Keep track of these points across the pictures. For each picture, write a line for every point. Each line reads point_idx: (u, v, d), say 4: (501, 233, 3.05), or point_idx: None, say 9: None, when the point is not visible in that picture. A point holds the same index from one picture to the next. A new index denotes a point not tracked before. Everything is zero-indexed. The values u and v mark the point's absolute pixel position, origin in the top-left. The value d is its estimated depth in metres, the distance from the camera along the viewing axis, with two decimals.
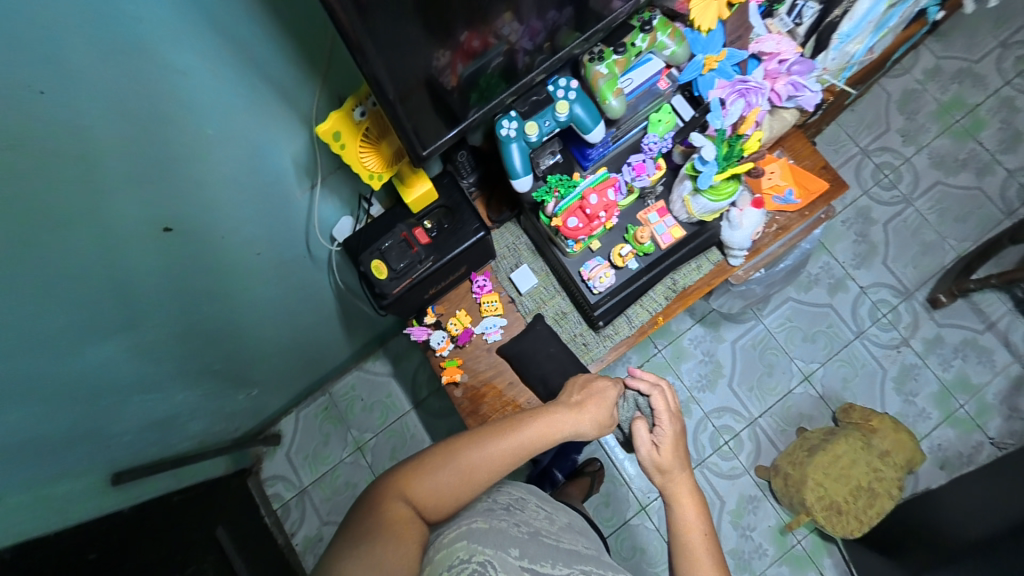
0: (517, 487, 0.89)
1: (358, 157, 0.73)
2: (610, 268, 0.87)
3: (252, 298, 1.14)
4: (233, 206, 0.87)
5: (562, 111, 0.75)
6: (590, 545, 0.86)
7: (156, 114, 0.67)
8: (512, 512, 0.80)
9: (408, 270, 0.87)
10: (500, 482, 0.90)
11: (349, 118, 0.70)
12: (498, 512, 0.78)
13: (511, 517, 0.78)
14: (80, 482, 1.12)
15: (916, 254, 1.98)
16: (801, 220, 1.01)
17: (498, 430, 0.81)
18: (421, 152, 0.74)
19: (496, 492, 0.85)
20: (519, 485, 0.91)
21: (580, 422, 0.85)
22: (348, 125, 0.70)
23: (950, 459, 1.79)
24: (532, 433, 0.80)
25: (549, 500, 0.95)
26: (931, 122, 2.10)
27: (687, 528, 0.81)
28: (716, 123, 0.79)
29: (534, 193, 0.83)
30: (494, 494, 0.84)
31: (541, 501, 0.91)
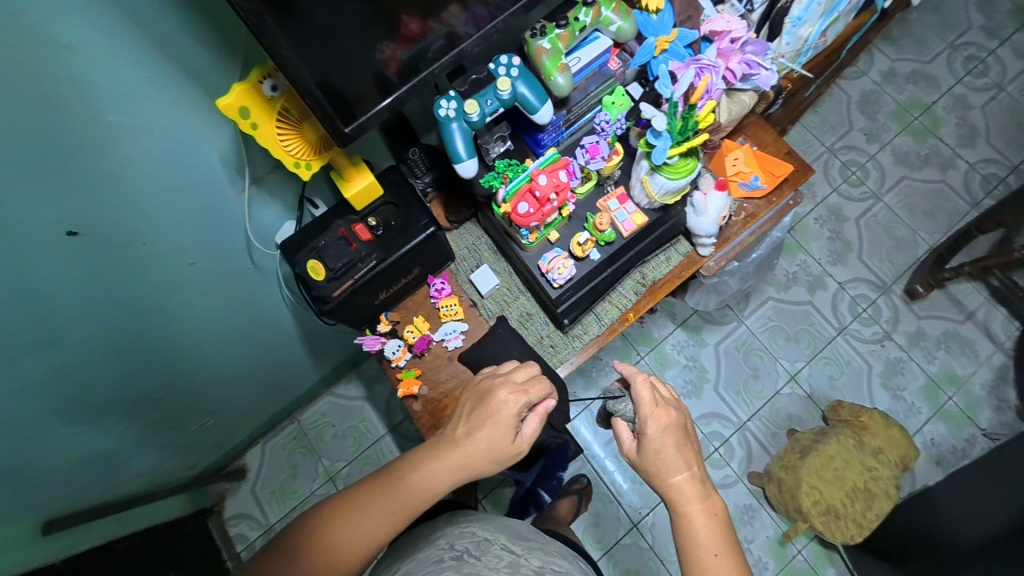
0: (481, 527, 0.82)
1: (276, 141, 0.69)
2: (569, 258, 0.81)
3: (194, 316, 1.04)
4: (155, 209, 0.80)
5: (504, 88, 0.69)
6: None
7: (47, 98, 0.61)
8: (462, 562, 0.72)
9: (348, 270, 0.80)
10: (464, 522, 0.84)
11: (256, 93, 0.65)
12: (441, 564, 0.71)
13: (456, 567, 0.70)
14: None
15: (890, 249, 1.98)
16: (768, 206, 0.98)
17: (373, 488, 0.72)
18: (345, 128, 0.71)
19: (455, 534, 0.80)
20: (484, 525, 0.83)
21: (468, 461, 0.73)
22: (255, 101, 0.65)
23: (945, 455, 1.73)
24: (407, 488, 0.71)
25: (524, 538, 0.85)
26: (891, 122, 2.14)
27: (690, 535, 0.74)
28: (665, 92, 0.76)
29: (482, 179, 0.78)
30: (449, 543, 0.78)
31: (515, 540, 0.82)
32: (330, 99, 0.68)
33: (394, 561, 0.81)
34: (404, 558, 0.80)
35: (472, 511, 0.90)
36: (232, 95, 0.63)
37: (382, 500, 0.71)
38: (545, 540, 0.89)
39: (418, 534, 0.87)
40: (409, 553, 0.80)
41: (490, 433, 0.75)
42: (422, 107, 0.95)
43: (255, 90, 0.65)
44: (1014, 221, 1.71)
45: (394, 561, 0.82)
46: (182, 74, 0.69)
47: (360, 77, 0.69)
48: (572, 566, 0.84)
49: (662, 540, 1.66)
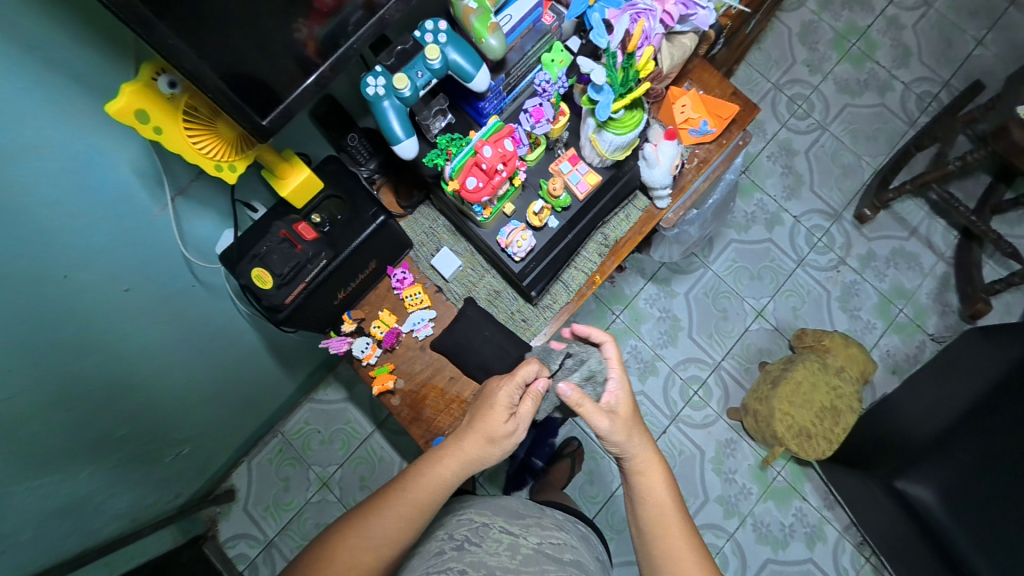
0: (479, 511, 0.84)
1: (188, 142, 0.62)
2: (527, 229, 0.78)
3: (141, 346, 0.97)
4: (69, 238, 0.71)
5: (433, 56, 0.63)
6: (563, 567, 0.77)
7: None
8: (465, 551, 0.75)
9: (298, 273, 0.75)
10: (461, 509, 0.87)
11: (151, 92, 0.57)
12: (443, 558, 0.74)
13: (459, 560, 0.73)
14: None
15: (838, 177, 2.05)
16: (719, 150, 0.98)
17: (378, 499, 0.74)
18: (262, 122, 0.64)
19: (454, 522, 0.83)
20: (482, 509, 0.85)
21: (464, 451, 0.74)
22: (153, 102, 0.57)
23: (899, 363, 1.87)
24: (406, 486, 0.73)
25: (521, 516, 0.87)
26: (831, 50, 2.17)
27: (649, 490, 0.76)
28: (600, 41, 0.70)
29: (425, 158, 0.74)
30: (449, 533, 0.80)
31: (512, 517, 0.86)
32: (241, 90, 0.61)
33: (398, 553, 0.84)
34: (407, 550, 0.82)
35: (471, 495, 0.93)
36: (121, 95, 0.55)
37: (389, 501, 0.71)
38: (542, 512, 0.93)
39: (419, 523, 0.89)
40: (412, 545, 0.83)
41: (484, 418, 0.76)
42: (352, 87, 0.88)
43: (147, 87, 0.57)
44: (947, 135, 1.79)
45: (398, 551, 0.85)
46: (65, 79, 0.59)
47: (275, 62, 0.63)
48: (571, 535, 0.89)
49: None
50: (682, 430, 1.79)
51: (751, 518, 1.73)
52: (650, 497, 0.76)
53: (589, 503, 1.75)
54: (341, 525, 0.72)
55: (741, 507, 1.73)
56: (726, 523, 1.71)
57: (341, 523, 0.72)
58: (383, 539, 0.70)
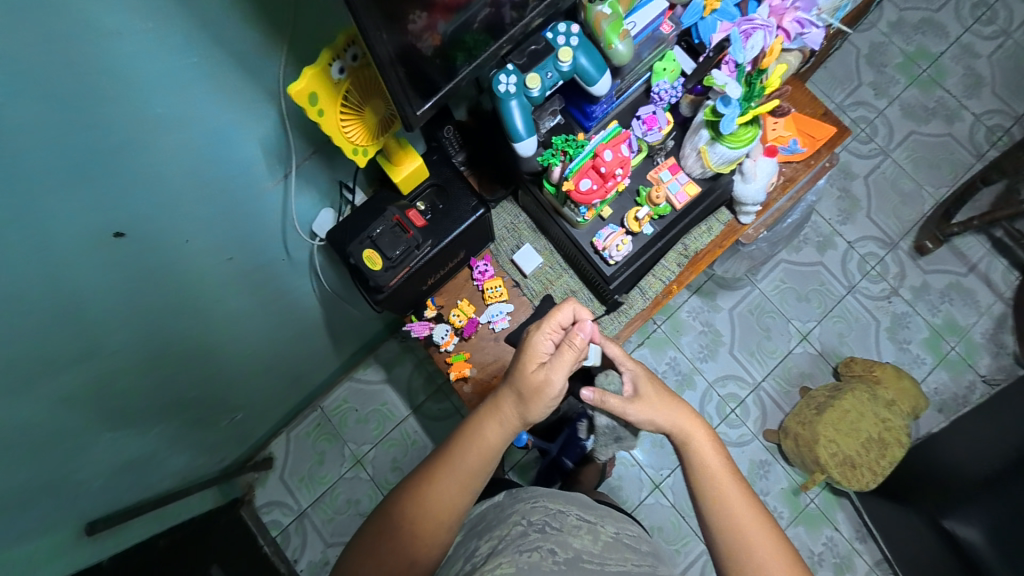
0: (553, 499, 0.83)
1: (339, 127, 0.64)
2: (626, 234, 0.80)
3: (227, 314, 1.02)
4: (195, 205, 0.75)
5: (565, 58, 0.68)
6: (643, 557, 0.78)
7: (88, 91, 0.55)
8: (551, 534, 0.73)
9: (405, 257, 0.78)
10: (531, 494, 0.84)
11: (325, 77, 0.60)
12: (531, 539, 0.71)
13: (547, 540, 0.71)
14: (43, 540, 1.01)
15: (896, 205, 2.00)
16: (806, 170, 0.97)
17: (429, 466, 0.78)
18: (414, 112, 0.65)
19: (528, 506, 0.80)
20: (553, 498, 0.83)
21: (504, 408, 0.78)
22: (324, 87, 0.60)
23: (947, 401, 1.82)
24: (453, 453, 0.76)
25: (591, 507, 0.88)
26: (899, 74, 2.11)
27: (700, 460, 0.80)
28: (737, 56, 0.71)
29: (538, 157, 0.76)
30: (527, 518, 0.76)
31: (582, 508, 0.85)
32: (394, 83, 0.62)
33: (467, 538, 0.79)
34: (478, 536, 0.77)
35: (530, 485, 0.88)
36: (300, 77, 0.57)
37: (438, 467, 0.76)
38: (601, 508, 0.93)
39: (476, 515, 0.84)
40: (482, 530, 0.79)
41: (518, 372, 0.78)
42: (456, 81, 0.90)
43: (320, 72, 0.59)
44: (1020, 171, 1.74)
45: (464, 538, 0.79)
46: (226, 57, 0.63)
47: None
48: (636, 526, 0.91)
49: (682, 497, 1.75)
50: None
51: None
52: (702, 467, 0.79)
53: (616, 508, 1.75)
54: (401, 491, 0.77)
55: None
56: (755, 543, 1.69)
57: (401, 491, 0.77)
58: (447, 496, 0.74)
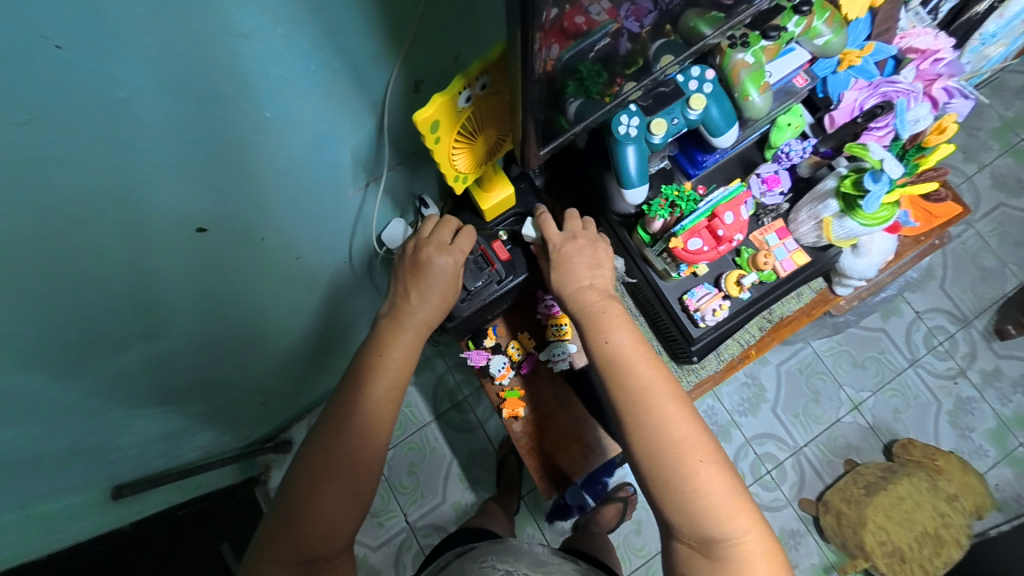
0: (500, 560, 0.77)
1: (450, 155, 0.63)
2: (723, 298, 0.75)
3: (282, 308, 1.00)
4: (280, 206, 0.73)
5: (696, 106, 0.65)
6: None
7: (206, 89, 0.52)
8: None
9: (484, 288, 0.82)
10: (481, 558, 0.79)
11: (451, 106, 0.56)
12: None
13: None
14: (75, 499, 1.08)
15: (974, 280, 1.85)
16: (915, 247, 0.89)
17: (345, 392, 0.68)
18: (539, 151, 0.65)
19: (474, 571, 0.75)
20: (501, 558, 0.79)
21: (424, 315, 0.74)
22: (450, 116, 0.56)
23: (1008, 501, 1.67)
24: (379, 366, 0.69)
25: (542, 563, 0.82)
26: (993, 140, 1.96)
27: (614, 353, 0.66)
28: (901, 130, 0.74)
29: (646, 206, 0.72)
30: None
31: (534, 566, 0.79)
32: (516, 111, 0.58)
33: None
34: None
35: (482, 543, 0.86)
36: (431, 106, 0.54)
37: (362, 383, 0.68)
38: (560, 558, 0.87)
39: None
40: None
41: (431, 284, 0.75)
42: None
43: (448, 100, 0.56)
44: None
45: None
46: (344, 67, 0.60)
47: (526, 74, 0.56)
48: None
49: None
50: None
51: None
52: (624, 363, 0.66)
53: (632, 554, 1.68)
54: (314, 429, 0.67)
55: None
56: None
57: (316, 432, 0.67)
58: (377, 410, 0.67)
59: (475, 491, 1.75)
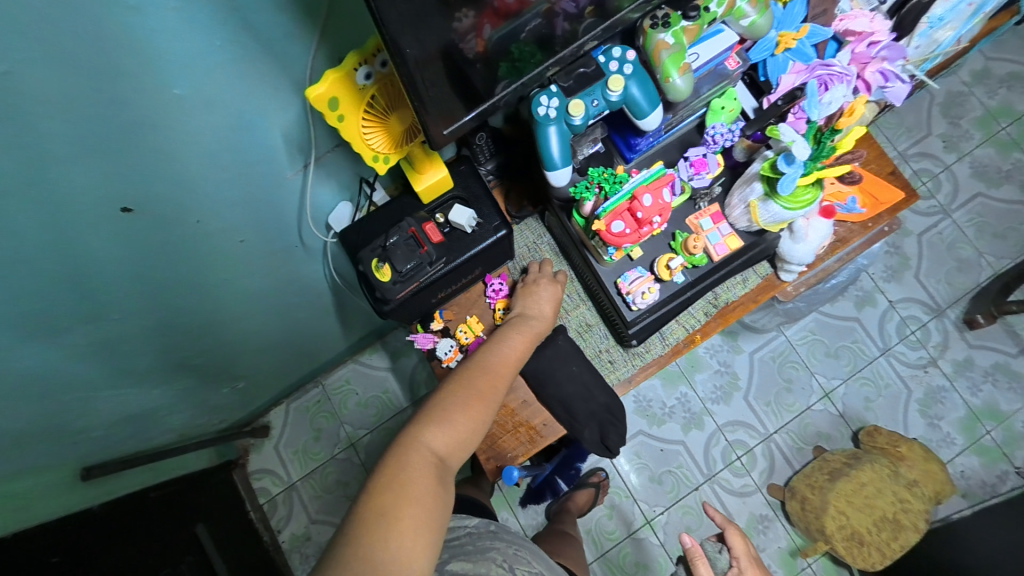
0: (532, 558, 0.78)
1: (360, 132, 0.65)
2: (654, 281, 0.77)
3: (238, 292, 1.01)
4: (210, 187, 0.75)
5: (616, 87, 0.65)
6: None
7: (103, 66, 0.55)
8: None
9: (416, 272, 0.76)
10: (510, 540, 0.79)
11: (348, 83, 0.60)
12: None
13: None
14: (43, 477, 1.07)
15: (949, 271, 1.85)
16: (862, 233, 0.89)
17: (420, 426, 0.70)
18: (443, 131, 0.62)
19: (510, 553, 0.75)
20: (534, 556, 0.80)
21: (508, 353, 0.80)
22: (348, 91, 0.61)
23: (973, 489, 1.69)
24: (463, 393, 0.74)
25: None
26: (975, 129, 1.95)
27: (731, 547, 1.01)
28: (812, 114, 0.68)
29: (571, 188, 0.74)
30: (509, 564, 0.74)
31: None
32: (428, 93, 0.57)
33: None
34: (449, 556, 0.72)
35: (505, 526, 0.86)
36: (324, 82, 0.58)
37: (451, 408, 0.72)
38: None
39: (450, 535, 0.77)
40: (456, 549, 0.74)
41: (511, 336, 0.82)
42: None
43: (345, 76, 0.60)
44: None
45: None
46: (253, 44, 0.62)
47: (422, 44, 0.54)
48: None
49: (673, 538, 1.68)
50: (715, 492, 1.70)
51: None
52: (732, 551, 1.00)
53: (603, 539, 1.70)
54: (418, 477, 0.64)
55: None
56: None
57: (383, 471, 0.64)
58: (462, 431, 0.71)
59: None
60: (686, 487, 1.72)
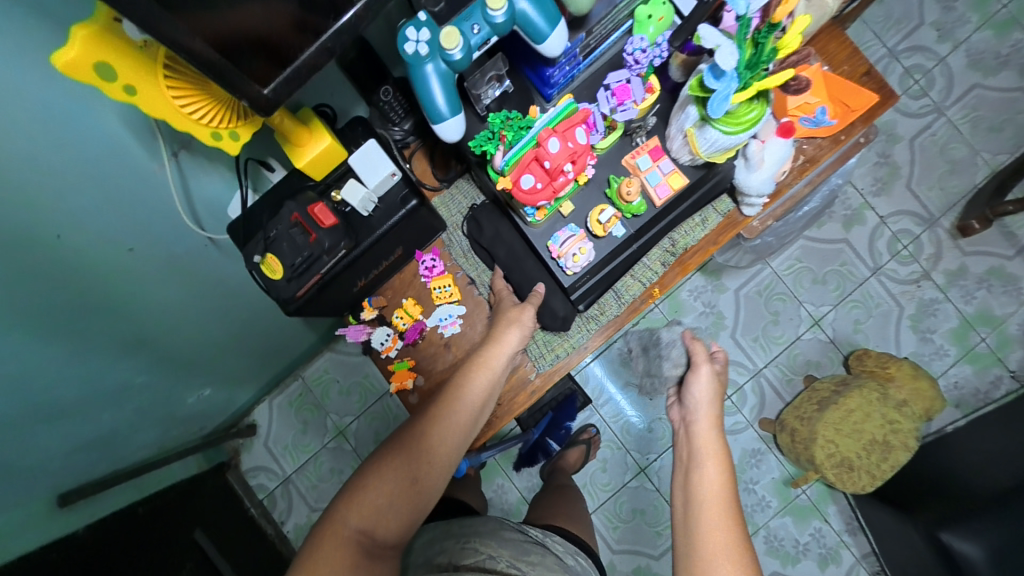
0: (484, 542, 0.76)
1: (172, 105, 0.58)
2: (586, 240, 0.69)
3: (156, 304, 0.93)
4: (56, 194, 0.65)
5: (496, 6, 0.54)
6: None
7: None
8: None
9: (310, 264, 0.69)
10: (463, 534, 0.78)
11: (131, 48, 0.53)
12: None
13: None
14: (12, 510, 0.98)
15: (942, 175, 1.73)
16: (833, 149, 0.79)
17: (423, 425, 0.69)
18: (263, 91, 0.56)
19: (457, 553, 0.73)
20: (488, 539, 0.77)
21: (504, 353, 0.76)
22: (115, 54, 0.52)
23: (966, 397, 1.67)
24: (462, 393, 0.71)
25: (527, 547, 0.80)
26: (971, 12, 1.74)
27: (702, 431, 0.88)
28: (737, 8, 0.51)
29: (471, 142, 0.64)
30: (453, 563, 0.71)
31: (518, 552, 0.78)
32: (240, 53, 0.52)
33: None
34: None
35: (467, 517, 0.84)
36: (74, 47, 0.50)
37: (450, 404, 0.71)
38: (545, 543, 0.86)
39: (407, 553, 0.78)
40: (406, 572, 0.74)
41: (506, 326, 0.77)
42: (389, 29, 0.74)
43: (105, 37, 0.51)
44: None
45: None
46: None
47: None
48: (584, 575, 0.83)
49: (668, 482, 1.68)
50: None
51: (764, 529, 1.64)
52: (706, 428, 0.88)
53: (598, 491, 1.70)
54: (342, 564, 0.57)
55: (756, 518, 1.64)
56: None
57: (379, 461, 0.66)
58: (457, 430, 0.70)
59: None
60: None
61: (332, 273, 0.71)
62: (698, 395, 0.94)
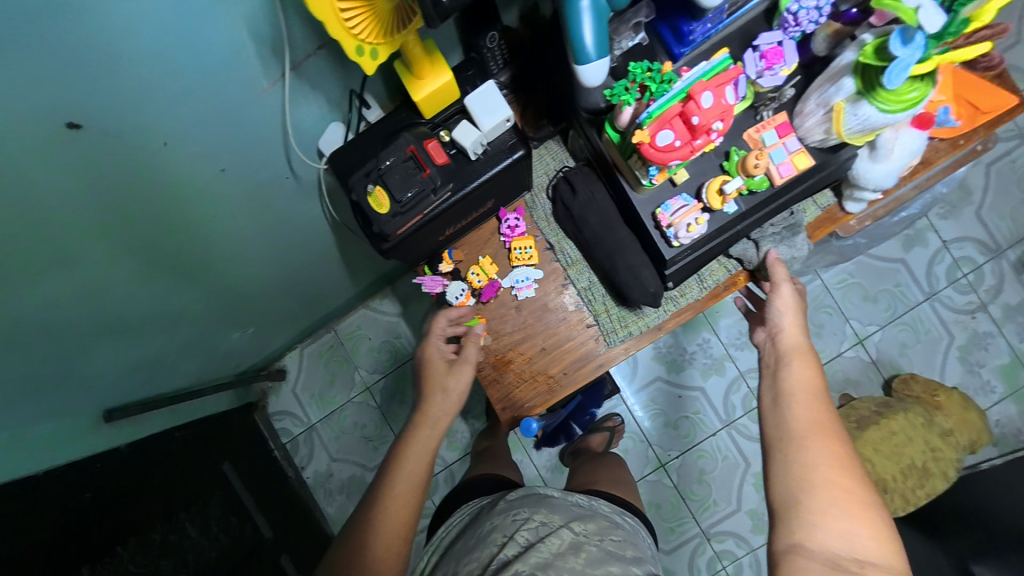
0: (533, 511, 0.80)
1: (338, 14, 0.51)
2: (701, 212, 0.73)
3: (228, 232, 0.94)
4: (166, 101, 0.64)
5: None
6: (628, 565, 0.74)
7: None
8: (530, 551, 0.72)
9: (418, 201, 0.69)
10: (511, 507, 0.82)
11: None
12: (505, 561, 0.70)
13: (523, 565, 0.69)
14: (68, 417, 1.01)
15: (1017, 205, 1.65)
16: (949, 154, 0.77)
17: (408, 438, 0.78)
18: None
19: (508, 525, 0.78)
20: (536, 508, 0.81)
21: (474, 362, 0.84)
22: None
23: (1006, 437, 1.62)
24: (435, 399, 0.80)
25: (577, 513, 0.84)
26: None
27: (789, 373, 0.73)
28: None
29: (608, 91, 0.68)
30: (507, 535, 0.75)
31: (568, 516, 0.81)
32: None
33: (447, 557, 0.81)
34: (456, 562, 0.78)
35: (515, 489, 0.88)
36: None
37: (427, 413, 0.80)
38: (597, 508, 0.89)
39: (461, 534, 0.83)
40: (462, 551, 0.79)
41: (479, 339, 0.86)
42: None
43: None
44: None
45: (445, 558, 0.81)
46: None
47: None
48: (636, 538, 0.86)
49: (688, 480, 1.67)
50: (733, 438, 1.66)
51: None
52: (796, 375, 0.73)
53: None
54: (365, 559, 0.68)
55: None
56: (752, 537, 1.63)
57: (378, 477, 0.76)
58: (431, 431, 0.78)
59: (467, 422, 1.64)
60: (702, 433, 1.69)
61: (433, 215, 0.71)
62: (782, 305, 0.79)
